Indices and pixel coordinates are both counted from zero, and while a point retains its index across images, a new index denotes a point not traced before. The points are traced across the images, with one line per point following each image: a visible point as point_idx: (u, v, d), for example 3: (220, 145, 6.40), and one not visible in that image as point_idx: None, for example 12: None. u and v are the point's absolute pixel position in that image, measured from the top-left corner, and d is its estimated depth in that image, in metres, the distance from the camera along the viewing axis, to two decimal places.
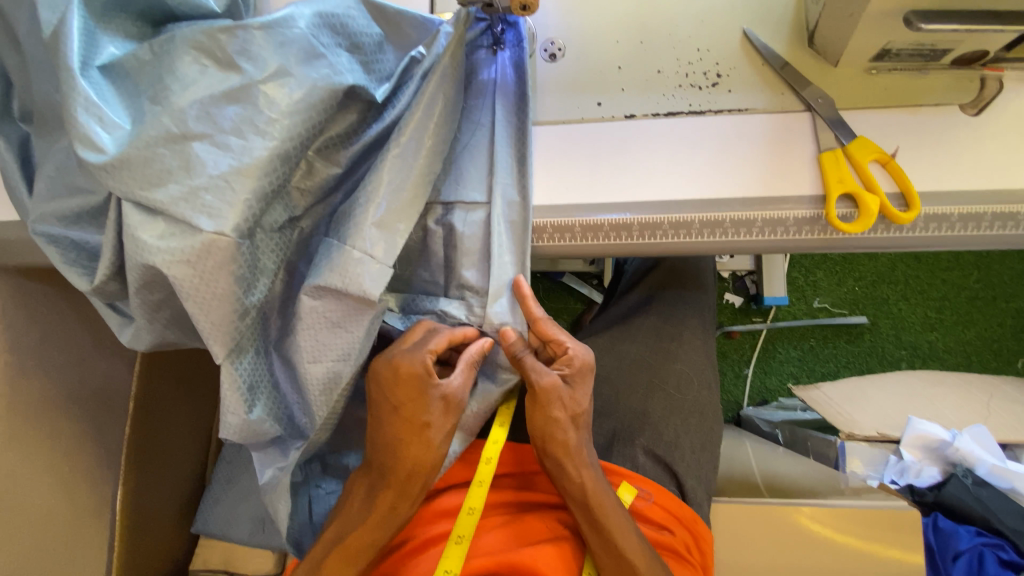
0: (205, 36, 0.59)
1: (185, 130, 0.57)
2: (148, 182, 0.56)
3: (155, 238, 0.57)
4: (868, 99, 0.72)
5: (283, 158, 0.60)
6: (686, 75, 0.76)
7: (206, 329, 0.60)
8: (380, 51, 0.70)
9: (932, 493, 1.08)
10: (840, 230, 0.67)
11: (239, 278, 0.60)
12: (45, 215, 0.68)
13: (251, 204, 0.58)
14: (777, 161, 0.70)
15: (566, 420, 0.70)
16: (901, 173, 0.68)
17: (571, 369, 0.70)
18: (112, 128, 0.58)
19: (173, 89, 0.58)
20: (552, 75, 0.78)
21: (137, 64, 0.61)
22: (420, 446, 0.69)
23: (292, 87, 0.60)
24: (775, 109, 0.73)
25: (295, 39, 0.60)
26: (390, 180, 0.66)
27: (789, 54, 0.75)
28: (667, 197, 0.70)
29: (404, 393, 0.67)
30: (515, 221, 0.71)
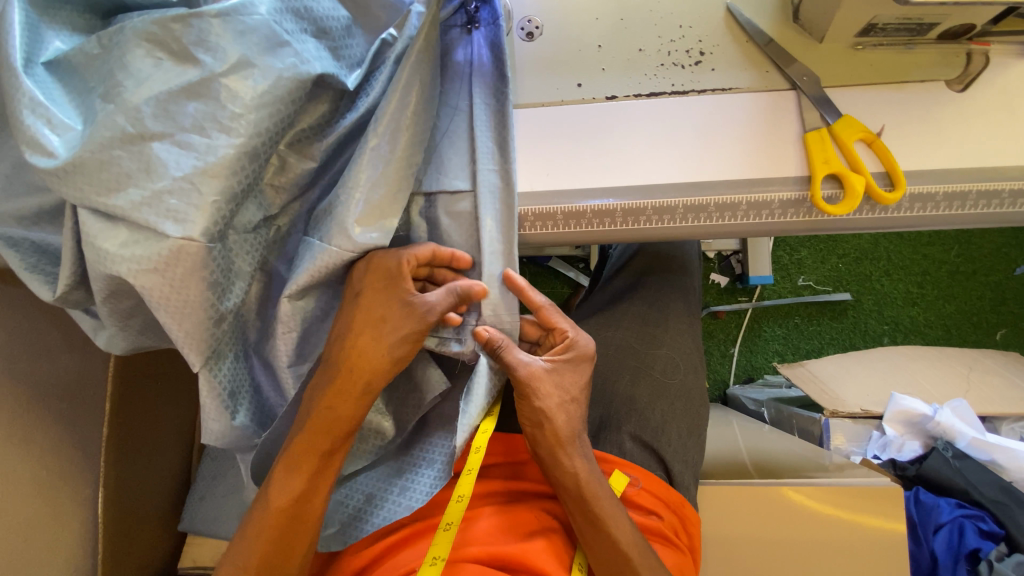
0: (158, 27, 0.55)
1: (143, 130, 0.54)
2: (107, 187, 0.53)
3: (118, 247, 0.53)
4: (855, 76, 0.70)
5: (252, 155, 0.56)
6: (668, 53, 0.73)
7: (181, 339, 0.57)
8: (348, 36, 0.66)
9: (914, 467, 1.11)
10: (825, 213, 0.66)
11: (213, 283, 0.57)
12: (0, 216, 0.64)
13: (220, 206, 0.55)
14: (762, 144, 0.69)
15: (554, 408, 0.70)
16: (887, 153, 0.66)
17: (565, 355, 0.72)
18: (62, 130, 0.54)
19: (126, 86, 0.54)
20: (530, 56, 0.75)
21: (85, 58, 0.57)
22: (369, 340, 0.64)
23: (256, 78, 0.56)
24: (759, 88, 0.71)
25: (256, 26, 0.57)
26: (370, 173, 0.63)
27: (773, 30, 0.73)
28: (650, 182, 0.69)
29: (371, 283, 0.64)
30: (502, 208, 0.68)
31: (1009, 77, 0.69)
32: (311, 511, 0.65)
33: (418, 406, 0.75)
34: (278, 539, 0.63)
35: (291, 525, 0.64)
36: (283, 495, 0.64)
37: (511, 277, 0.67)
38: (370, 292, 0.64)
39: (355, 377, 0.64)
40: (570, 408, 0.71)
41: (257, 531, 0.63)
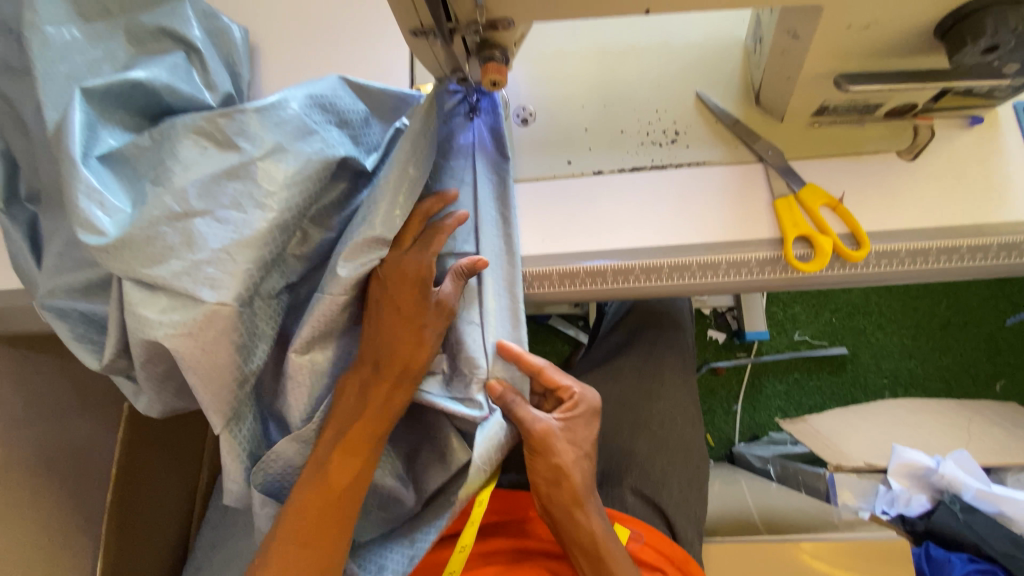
0: (206, 122, 0.64)
1: (187, 208, 0.61)
2: (151, 259, 0.59)
3: (157, 313, 0.59)
4: (815, 149, 0.78)
5: (281, 228, 0.63)
6: (646, 134, 0.81)
7: (205, 398, 0.63)
8: (367, 126, 0.76)
9: (923, 521, 1.10)
10: (798, 270, 0.73)
11: (240, 344, 0.62)
12: (54, 289, 0.71)
13: (251, 273, 0.61)
14: (734, 210, 0.76)
15: (570, 463, 0.73)
16: (850, 216, 0.73)
17: (576, 412, 0.75)
18: (113, 212, 0.61)
19: (175, 171, 0.62)
20: (524, 139, 0.83)
21: (137, 150, 0.66)
22: (413, 341, 0.70)
23: (288, 162, 0.64)
24: (730, 161, 0.78)
25: (289, 118, 0.66)
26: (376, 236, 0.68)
27: (740, 111, 0.81)
28: (636, 245, 0.76)
29: (406, 293, 0.70)
30: (504, 269, 0.76)
31: (955, 147, 0.76)
32: (359, 493, 0.69)
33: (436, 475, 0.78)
34: (327, 515, 0.68)
35: (342, 505, 0.68)
36: (333, 476, 0.68)
37: (507, 345, 0.73)
38: (406, 300, 0.70)
39: (406, 375, 0.70)
40: (583, 464, 0.74)
41: (307, 510, 0.67)
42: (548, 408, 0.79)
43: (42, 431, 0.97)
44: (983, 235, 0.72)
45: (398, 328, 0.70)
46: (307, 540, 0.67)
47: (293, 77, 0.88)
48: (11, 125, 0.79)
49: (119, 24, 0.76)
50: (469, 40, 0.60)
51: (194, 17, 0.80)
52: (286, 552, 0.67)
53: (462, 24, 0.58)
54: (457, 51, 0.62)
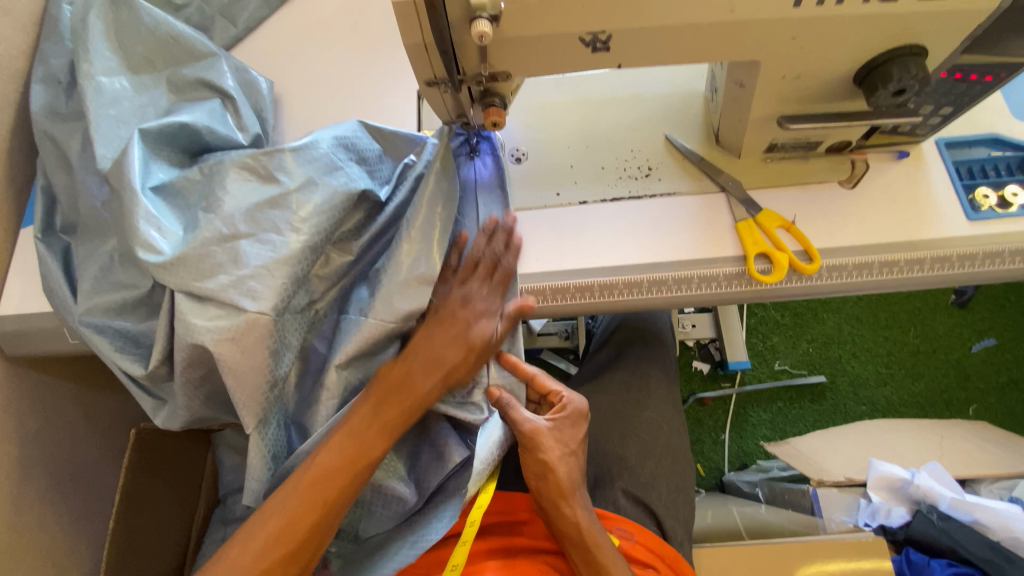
0: (250, 159, 0.74)
1: (234, 231, 0.70)
2: (200, 273, 0.68)
3: (204, 321, 0.67)
4: (769, 180, 0.90)
5: (312, 248, 0.72)
6: (624, 169, 0.93)
7: (241, 400, 0.70)
8: (381, 162, 0.86)
9: (903, 530, 1.15)
10: (761, 282, 0.83)
11: (272, 350, 0.69)
12: (91, 308, 0.80)
13: (286, 287, 0.70)
14: (702, 232, 0.87)
15: (556, 460, 0.79)
16: (802, 235, 0.84)
17: (565, 414, 0.82)
18: (168, 234, 0.70)
19: (224, 200, 0.71)
20: (518, 174, 0.94)
21: (187, 182, 0.76)
22: (460, 348, 0.78)
23: (318, 192, 0.74)
24: (697, 191, 0.90)
25: (320, 156, 0.76)
26: (395, 268, 0.79)
27: (703, 150, 0.93)
28: (620, 262, 0.85)
29: (473, 311, 0.79)
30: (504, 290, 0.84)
31: (888, 177, 0.89)
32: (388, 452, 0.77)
33: (440, 473, 0.84)
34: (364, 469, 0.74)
35: (377, 463, 0.75)
36: (371, 436, 0.74)
37: (507, 358, 0.82)
38: (470, 317, 0.79)
39: (448, 375, 0.78)
40: (570, 461, 0.80)
41: (347, 461, 0.73)
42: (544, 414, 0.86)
43: (52, 454, 1.00)
44: (917, 249, 0.84)
45: (454, 332, 0.78)
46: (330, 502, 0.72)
47: (310, 123, 0.99)
48: (57, 164, 0.89)
49: (163, 77, 0.88)
50: (474, 89, 0.72)
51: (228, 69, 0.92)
52: (322, 491, 0.72)
53: (469, 76, 0.70)
54: (463, 98, 0.73)
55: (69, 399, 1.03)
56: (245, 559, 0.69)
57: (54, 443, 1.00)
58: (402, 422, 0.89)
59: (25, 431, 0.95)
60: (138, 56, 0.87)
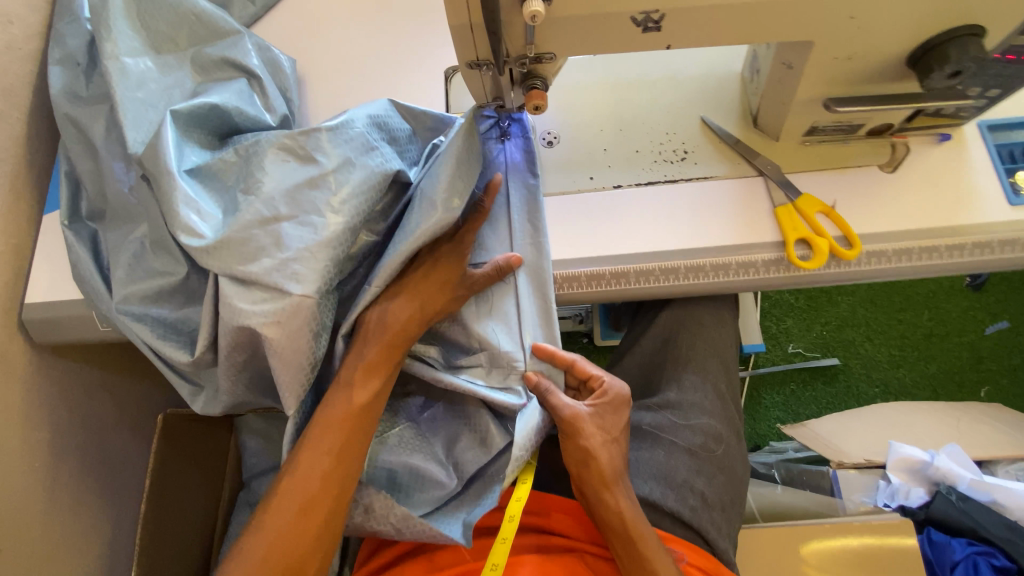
0: (288, 139, 0.72)
1: (275, 213, 0.69)
2: (242, 257, 0.67)
3: (250, 305, 0.66)
4: (809, 164, 0.88)
5: (351, 230, 0.71)
6: (659, 152, 0.91)
7: (281, 380, 0.69)
8: (410, 143, 0.84)
9: (924, 511, 1.17)
10: (801, 268, 0.82)
11: (313, 330, 0.69)
12: (129, 296, 0.78)
13: (329, 269, 0.69)
14: (740, 218, 0.85)
15: (598, 446, 0.78)
16: (843, 221, 0.83)
17: (606, 399, 0.81)
18: (208, 218, 0.70)
19: (263, 181, 0.70)
20: (550, 159, 0.92)
21: (223, 165, 0.74)
22: (437, 294, 0.78)
23: (355, 172, 0.72)
24: (734, 175, 0.89)
25: (356, 136, 0.74)
26: (424, 236, 0.75)
27: (740, 133, 0.92)
28: (657, 247, 0.84)
29: (446, 257, 0.80)
30: (534, 274, 0.84)
31: (929, 161, 0.87)
32: (376, 413, 0.76)
33: (477, 459, 0.84)
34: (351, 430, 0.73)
35: (364, 424, 0.74)
36: (366, 395, 0.74)
37: (541, 348, 0.81)
38: (445, 263, 0.79)
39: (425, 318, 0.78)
40: (612, 447, 0.79)
41: (333, 423, 0.73)
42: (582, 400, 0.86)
43: (83, 441, 1.00)
44: (960, 235, 0.83)
45: (429, 278, 0.78)
46: (335, 451, 0.72)
47: (336, 105, 0.97)
48: (82, 148, 0.87)
49: (186, 57, 0.85)
50: (517, 71, 0.70)
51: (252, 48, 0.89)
52: (314, 464, 0.71)
53: (513, 57, 0.68)
54: (504, 80, 0.71)
55: (97, 385, 1.03)
56: (255, 554, 0.68)
57: (84, 429, 1.00)
58: (439, 408, 0.88)
59: (57, 418, 0.95)
60: (162, 35, 0.84)
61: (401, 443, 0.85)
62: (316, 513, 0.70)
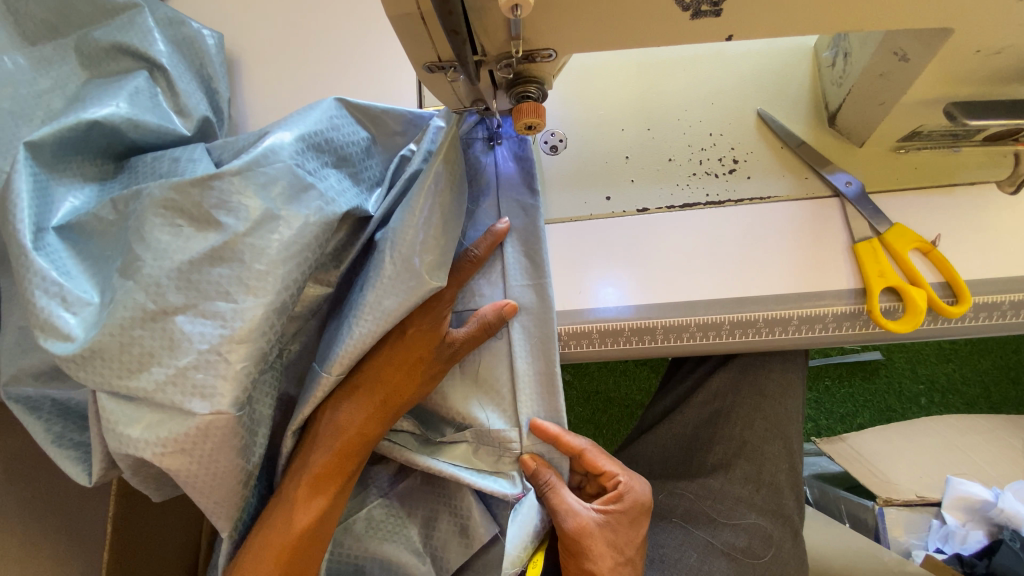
0: (176, 193, 0.52)
1: (164, 305, 0.51)
2: (134, 368, 0.51)
3: (140, 431, 0.51)
4: (900, 180, 0.66)
5: (281, 309, 0.53)
6: (699, 162, 0.69)
7: (211, 508, 0.55)
8: (368, 157, 0.63)
9: (983, 563, 1.00)
10: (884, 328, 0.62)
11: (240, 447, 0.54)
12: (17, 375, 0.63)
13: (250, 372, 0.52)
14: (807, 257, 0.64)
15: (606, 570, 0.63)
16: (946, 263, 0.62)
17: (622, 508, 0.64)
18: (78, 307, 0.52)
19: (145, 259, 0.51)
20: (556, 170, 0.71)
21: (99, 224, 0.55)
22: (403, 376, 0.61)
23: (281, 231, 0.53)
24: (800, 195, 0.67)
25: (279, 174, 0.54)
26: (379, 307, 0.58)
27: (809, 134, 0.69)
28: (691, 297, 0.65)
29: (417, 327, 0.62)
30: (534, 330, 0.65)
31: None
32: (326, 531, 0.61)
33: (462, 551, 0.70)
34: (291, 558, 0.59)
35: (308, 547, 0.60)
36: (310, 516, 0.59)
37: (544, 429, 0.63)
38: (416, 334, 0.61)
39: (389, 407, 0.62)
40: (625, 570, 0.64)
41: (269, 552, 0.58)
42: (589, 489, 0.69)
43: None
44: None
45: (394, 358, 0.61)
46: None
47: (280, 98, 0.75)
48: None
49: (69, 43, 0.64)
50: (499, 76, 0.48)
51: (156, 25, 0.67)
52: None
53: (491, 57, 0.46)
54: (484, 87, 0.50)
55: None
56: None
57: None
58: (415, 482, 0.73)
59: None
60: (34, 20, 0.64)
61: (374, 527, 0.71)
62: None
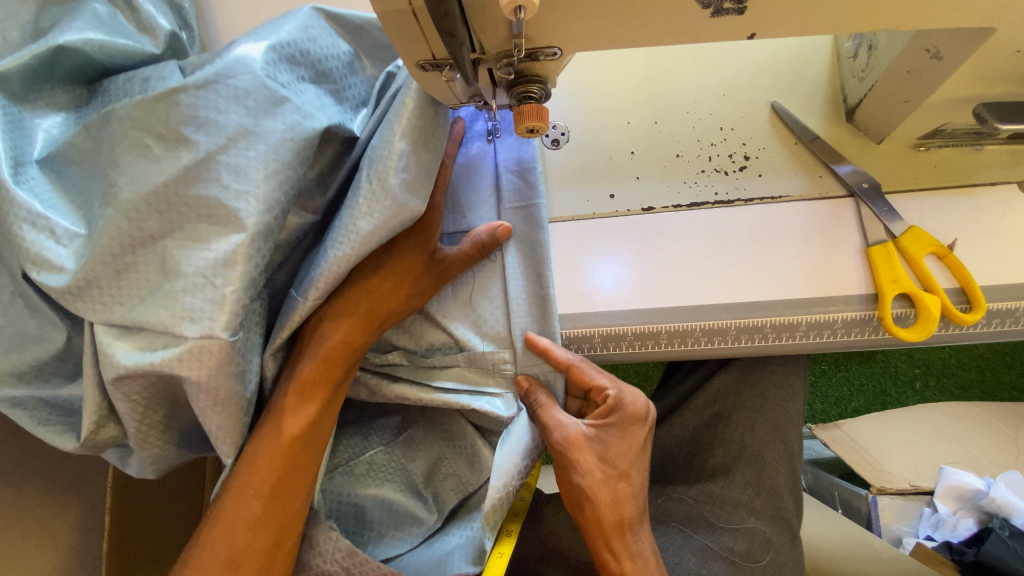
0: (142, 111, 0.51)
1: (147, 231, 0.50)
2: (130, 294, 0.51)
3: (130, 356, 0.50)
4: (918, 179, 0.63)
5: (268, 230, 0.51)
6: (708, 158, 0.66)
7: (214, 431, 0.54)
8: (351, 73, 0.61)
9: (971, 551, 0.99)
10: (895, 335, 0.60)
11: (235, 372, 0.51)
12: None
13: (243, 298, 0.50)
14: (818, 262, 0.62)
15: (596, 485, 0.58)
16: (962, 268, 0.60)
17: (614, 419, 0.59)
18: (67, 239, 0.52)
19: (121, 184, 0.50)
20: (558, 165, 0.67)
21: (78, 153, 0.55)
22: (392, 284, 0.60)
23: (259, 147, 0.51)
24: (812, 195, 0.64)
25: (249, 87, 0.52)
26: (355, 230, 0.53)
27: (824, 129, 0.66)
28: (697, 300, 0.62)
29: (407, 236, 0.61)
30: (527, 256, 0.64)
31: None
32: (320, 441, 0.58)
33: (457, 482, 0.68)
34: (286, 469, 0.55)
35: (301, 458, 0.56)
36: (301, 425, 0.56)
37: (538, 343, 0.60)
38: (404, 245, 0.61)
39: (378, 317, 0.60)
40: (619, 487, 0.59)
41: (261, 461, 0.54)
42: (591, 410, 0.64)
43: None
44: None
45: (384, 265, 0.60)
46: (267, 493, 0.54)
47: None
48: None
49: None
50: (498, 75, 0.44)
51: None
52: (243, 507, 0.54)
53: (490, 55, 0.42)
54: (483, 86, 0.46)
55: None
56: None
57: None
58: (418, 429, 0.69)
59: None
60: None
61: (374, 469, 0.67)
62: (246, 568, 0.54)
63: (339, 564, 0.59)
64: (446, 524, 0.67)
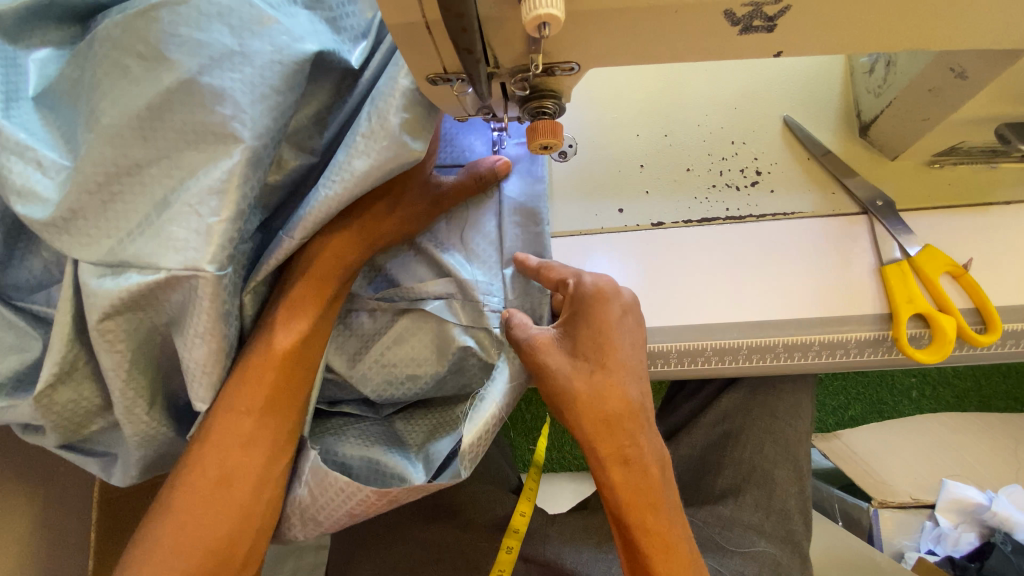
0: (124, 32, 0.49)
1: (135, 159, 0.49)
2: (116, 227, 0.49)
3: (108, 282, 0.48)
4: (932, 196, 0.62)
5: (258, 159, 0.49)
6: (719, 172, 0.64)
7: (193, 368, 0.51)
8: (348, 2, 0.56)
9: (974, 565, 0.97)
10: (910, 356, 0.58)
11: (225, 311, 0.50)
12: None
13: (230, 231, 0.48)
14: (832, 281, 0.60)
15: (570, 385, 0.50)
16: (978, 289, 0.58)
17: (577, 305, 0.51)
18: (53, 169, 0.50)
19: (105, 108, 0.49)
20: (565, 178, 0.65)
21: (68, 85, 0.52)
22: (382, 208, 0.60)
23: (247, 70, 0.49)
24: (826, 211, 0.63)
25: (237, 6, 0.50)
26: (349, 168, 0.50)
27: (838, 144, 0.65)
28: (709, 319, 0.60)
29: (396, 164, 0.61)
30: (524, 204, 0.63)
31: None
32: (313, 359, 0.56)
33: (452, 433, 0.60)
34: (283, 383, 0.53)
35: (294, 375, 0.54)
36: (293, 339, 0.54)
37: (523, 258, 0.58)
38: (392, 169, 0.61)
39: (369, 239, 0.59)
40: (594, 379, 0.49)
41: (249, 380, 0.52)
42: None
43: None
44: None
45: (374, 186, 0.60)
46: (257, 409, 0.52)
47: None
48: None
49: None
50: (511, 90, 0.42)
51: None
52: (232, 423, 0.52)
53: (504, 69, 0.40)
54: (496, 100, 0.44)
55: None
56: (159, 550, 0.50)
57: None
58: (420, 408, 0.65)
59: None
60: None
61: (366, 436, 0.61)
62: (240, 486, 0.51)
63: (308, 487, 0.53)
64: (433, 479, 0.55)
